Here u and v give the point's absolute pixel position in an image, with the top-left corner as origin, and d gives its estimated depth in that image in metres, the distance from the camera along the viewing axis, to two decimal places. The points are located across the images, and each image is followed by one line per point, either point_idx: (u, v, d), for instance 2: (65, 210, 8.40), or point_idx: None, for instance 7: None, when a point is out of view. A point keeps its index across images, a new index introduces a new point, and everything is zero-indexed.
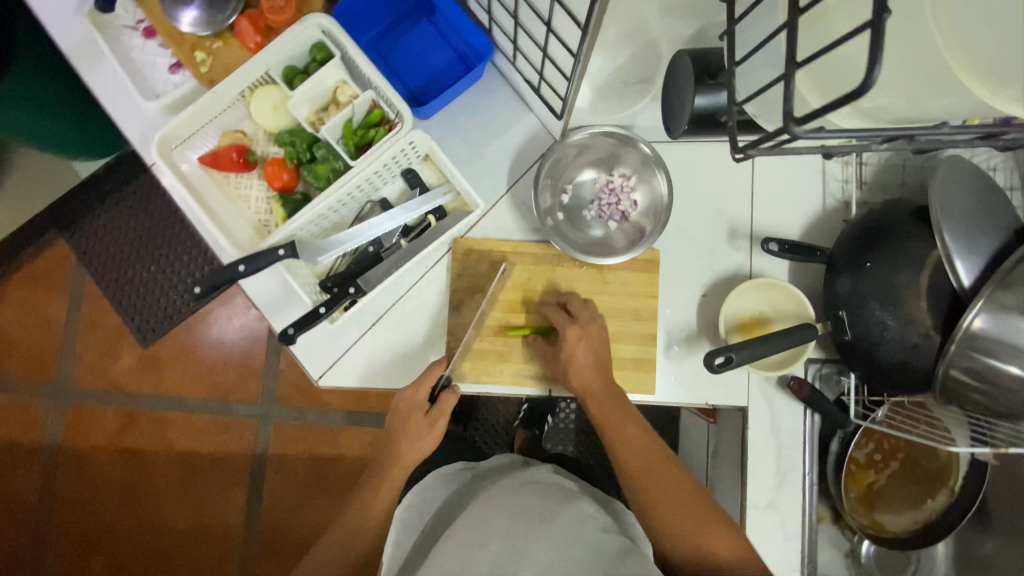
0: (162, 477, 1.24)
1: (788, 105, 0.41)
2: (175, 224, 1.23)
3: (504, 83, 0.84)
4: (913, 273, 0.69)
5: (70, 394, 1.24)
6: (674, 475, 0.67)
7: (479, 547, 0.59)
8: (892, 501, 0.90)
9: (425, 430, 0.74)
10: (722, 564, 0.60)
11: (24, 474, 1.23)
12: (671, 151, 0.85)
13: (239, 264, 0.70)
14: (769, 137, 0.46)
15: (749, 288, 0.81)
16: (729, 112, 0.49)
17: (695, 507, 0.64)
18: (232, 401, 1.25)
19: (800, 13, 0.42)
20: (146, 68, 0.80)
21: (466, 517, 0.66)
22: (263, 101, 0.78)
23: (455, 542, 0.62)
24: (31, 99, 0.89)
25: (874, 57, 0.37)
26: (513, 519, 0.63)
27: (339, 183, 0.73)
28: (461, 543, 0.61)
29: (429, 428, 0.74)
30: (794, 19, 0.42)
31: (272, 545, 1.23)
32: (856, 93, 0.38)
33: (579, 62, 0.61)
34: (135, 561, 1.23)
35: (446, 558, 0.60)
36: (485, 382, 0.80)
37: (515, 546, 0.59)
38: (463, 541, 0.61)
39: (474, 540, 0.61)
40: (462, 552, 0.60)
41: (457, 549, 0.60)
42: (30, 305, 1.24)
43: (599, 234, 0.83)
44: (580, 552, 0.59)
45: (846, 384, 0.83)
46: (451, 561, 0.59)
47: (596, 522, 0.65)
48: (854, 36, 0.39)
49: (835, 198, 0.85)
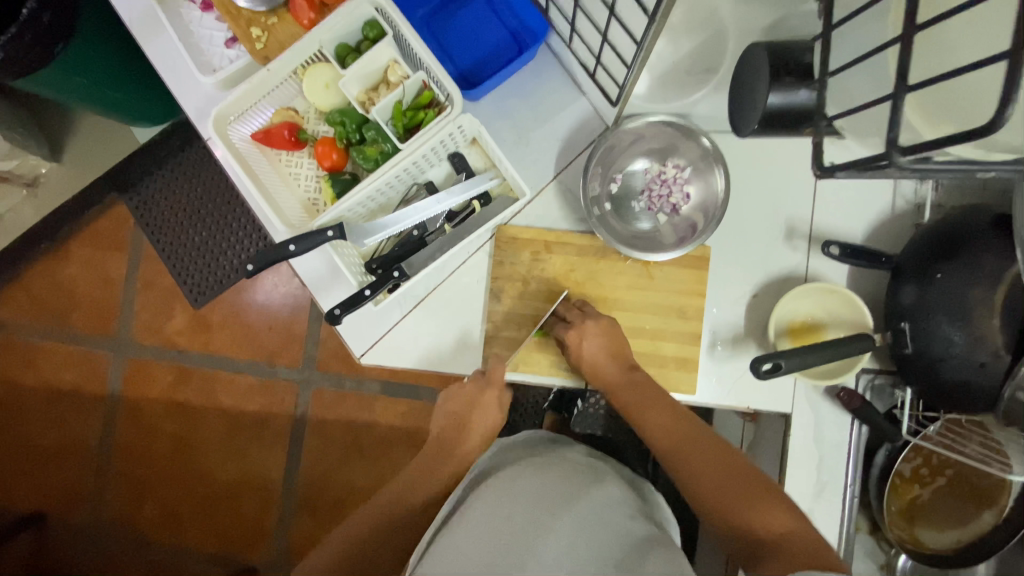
0: (209, 430, 1.31)
1: (894, 132, 0.41)
2: (226, 193, 1.27)
3: (558, 66, 0.82)
4: (988, 288, 0.64)
5: (129, 348, 1.32)
6: (710, 448, 0.67)
7: (507, 518, 0.61)
8: (934, 517, 0.82)
9: (491, 418, 0.78)
10: (773, 535, 0.58)
11: (87, 419, 1.32)
12: (731, 143, 0.80)
13: (290, 244, 0.72)
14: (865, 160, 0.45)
15: (804, 293, 0.78)
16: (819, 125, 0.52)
17: (731, 479, 0.63)
18: (275, 365, 1.30)
19: (917, 27, 0.41)
20: (203, 41, 0.82)
21: (491, 484, 0.68)
22: (315, 79, 0.78)
23: (483, 508, 0.63)
24: (95, 67, 0.91)
25: (1007, 94, 0.35)
26: (540, 490, 0.65)
27: (387, 166, 0.74)
28: (489, 511, 0.63)
29: (497, 417, 0.79)
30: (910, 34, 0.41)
31: (309, 501, 1.29)
32: (985, 129, 0.36)
33: (642, 50, 0.58)
34: (184, 505, 1.32)
35: (476, 527, 0.61)
36: (522, 371, 0.81)
37: (542, 520, 0.60)
38: (491, 513, 0.62)
39: (501, 514, 0.62)
40: (489, 518, 0.62)
41: (487, 515, 0.62)
42: (93, 263, 1.31)
43: (646, 227, 0.81)
44: (604, 534, 0.61)
45: (900, 398, 0.78)
46: (480, 528, 0.61)
47: (622, 509, 0.66)
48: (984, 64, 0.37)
49: (907, 199, 0.79)
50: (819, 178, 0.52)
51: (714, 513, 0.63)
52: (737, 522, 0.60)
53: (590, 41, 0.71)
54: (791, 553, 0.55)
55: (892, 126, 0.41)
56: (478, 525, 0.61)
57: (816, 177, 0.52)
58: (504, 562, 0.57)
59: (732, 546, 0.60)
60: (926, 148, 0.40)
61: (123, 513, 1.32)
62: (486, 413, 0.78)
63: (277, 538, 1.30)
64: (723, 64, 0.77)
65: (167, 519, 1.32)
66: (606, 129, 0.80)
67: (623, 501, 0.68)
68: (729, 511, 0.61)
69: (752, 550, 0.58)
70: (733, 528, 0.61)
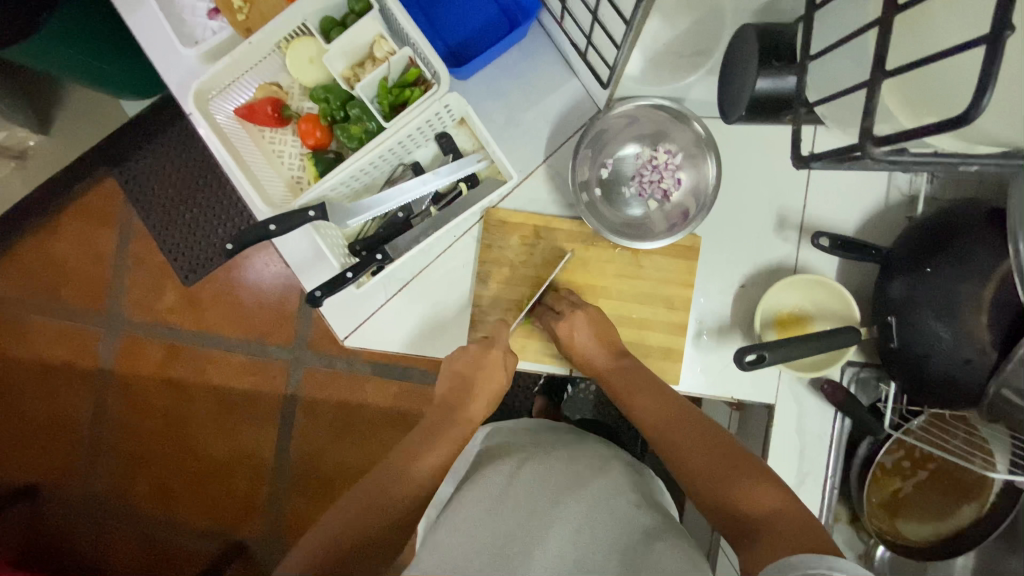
0: (202, 407, 1.31)
1: (868, 121, 0.40)
2: (213, 169, 1.25)
3: (550, 45, 0.79)
4: (978, 284, 0.63)
5: (120, 323, 1.31)
6: (697, 429, 0.67)
7: (504, 512, 0.62)
8: (915, 509, 0.81)
9: (497, 379, 0.75)
10: (761, 512, 0.57)
11: (78, 393, 1.32)
12: (725, 128, 0.79)
13: (270, 224, 0.71)
14: (838, 153, 0.45)
15: (791, 285, 0.77)
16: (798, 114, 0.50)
17: (724, 459, 0.63)
18: (266, 342, 1.30)
19: (900, 10, 0.40)
20: (185, 11, 0.78)
21: (484, 475, 0.68)
22: (298, 54, 0.76)
23: (478, 502, 0.65)
24: (87, 37, 0.88)
25: (982, 83, 0.34)
26: (537, 478, 0.66)
27: (371, 146, 0.72)
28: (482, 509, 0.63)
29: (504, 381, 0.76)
30: (889, 17, 0.40)
31: (301, 478, 1.30)
32: (957, 121, 0.35)
33: (631, 30, 0.57)
34: (176, 480, 1.32)
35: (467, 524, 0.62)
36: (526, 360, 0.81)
37: (540, 509, 0.62)
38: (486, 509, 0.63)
39: (496, 509, 0.63)
40: (488, 509, 0.63)
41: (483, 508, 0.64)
42: (83, 237, 1.30)
43: (637, 213, 0.79)
44: (605, 519, 0.61)
45: (885, 391, 0.78)
46: (477, 517, 0.63)
47: (619, 492, 0.65)
48: (963, 49, 0.36)
49: (901, 190, 0.78)
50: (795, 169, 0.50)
51: (704, 494, 0.62)
52: (726, 502, 0.60)
53: (582, 21, 0.70)
54: (778, 531, 0.55)
55: (868, 113, 0.40)
56: (472, 519, 0.62)
57: (792, 166, 0.49)
58: (504, 555, 0.58)
59: (722, 524, 0.60)
60: (899, 138, 0.39)
61: (116, 486, 1.32)
62: (492, 370, 0.74)
63: (270, 513, 1.30)
64: (716, 47, 0.75)
65: (160, 494, 1.32)
66: (597, 113, 0.78)
67: (625, 486, 0.66)
68: (718, 490, 0.61)
69: (742, 528, 0.58)
70: (721, 507, 0.61)
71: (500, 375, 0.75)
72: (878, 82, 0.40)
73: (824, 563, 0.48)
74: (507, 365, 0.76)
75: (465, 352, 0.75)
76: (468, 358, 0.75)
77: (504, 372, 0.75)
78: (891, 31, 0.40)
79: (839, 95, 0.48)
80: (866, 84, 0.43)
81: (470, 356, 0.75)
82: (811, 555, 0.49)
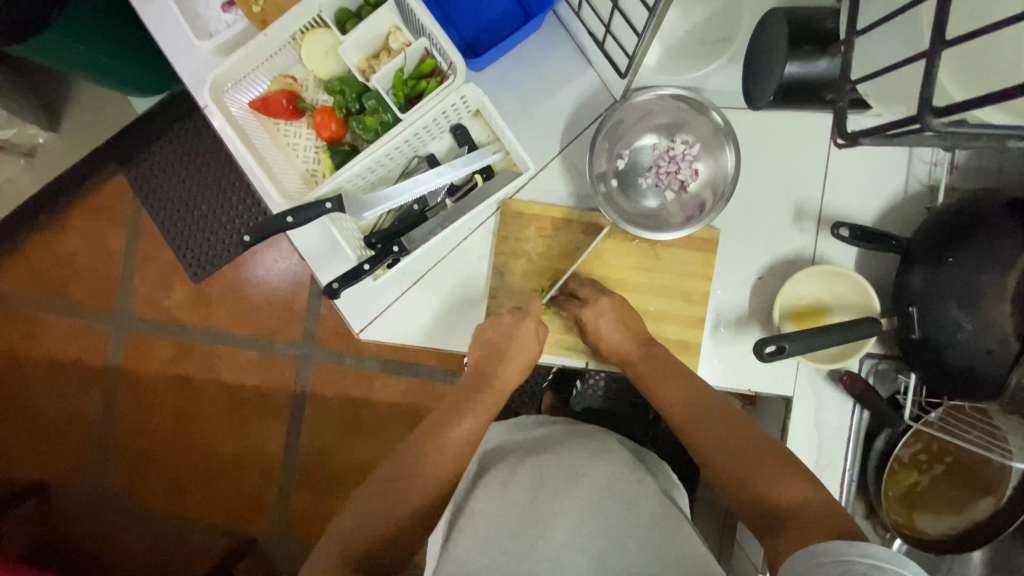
0: (211, 403, 1.31)
1: (926, 93, 0.39)
2: (224, 165, 1.25)
3: (566, 36, 0.79)
4: (999, 273, 0.62)
5: (131, 320, 1.31)
6: (723, 417, 0.66)
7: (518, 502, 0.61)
8: (933, 504, 0.79)
9: (531, 349, 0.76)
10: (787, 504, 0.57)
11: (88, 390, 1.32)
12: (743, 119, 0.78)
13: (287, 215, 0.71)
14: (894, 125, 0.43)
15: (808, 277, 0.77)
16: (840, 92, 0.48)
17: (752, 452, 0.62)
18: (276, 338, 1.30)
19: None
20: (199, 5, 0.78)
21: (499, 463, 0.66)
22: (314, 46, 0.76)
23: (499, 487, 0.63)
24: (99, 31, 0.89)
25: None
26: (544, 467, 0.65)
27: (388, 136, 0.72)
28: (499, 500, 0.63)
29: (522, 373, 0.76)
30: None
31: (310, 474, 1.30)
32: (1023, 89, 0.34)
33: (656, 16, 0.57)
34: (185, 476, 1.32)
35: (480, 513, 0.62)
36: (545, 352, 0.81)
37: (551, 500, 0.61)
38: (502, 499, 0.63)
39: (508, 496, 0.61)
40: (496, 504, 0.62)
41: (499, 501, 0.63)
42: (93, 234, 1.30)
43: (653, 204, 0.79)
44: (620, 509, 0.60)
45: (903, 383, 0.78)
46: (490, 510, 0.62)
47: (635, 483, 0.65)
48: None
49: (920, 181, 0.78)
50: (840, 147, 0.47)
51: (729, 484, 0.62)
52: (752, 494, 0.60)
53: (600, 10, 0.69)
54: (804, 523, 0.55)
55: (925, 85, 0.39)
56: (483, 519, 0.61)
57: (838, 145, 0.46)
58: (517, 549, 0.58)
59: (748, 517, 0.60)
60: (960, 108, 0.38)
61: (127, 483, 1.32)
62: (512, 360, 0.75)
63: (279, 508, 1.31)
64: (737, 36, 0.75)
65: (170, 490, 1.32)
66: (614, 103, 0.78)
67: (639, 476, 0.66)
68: (744, 482, 0.61)
69: (767, 519, 0.58)
70: (747, 499, 0.61)
71: (523, 366, 0.75)
72: (934, 56, 0.39)
73: (855, 550, 0.47)
74: (530, 354, 0.76)
75: (499, 321, 0.76)
76: (487, 350, 0.75)
77: (521, 365, 0.76)
78: (947, 3, 0.40)
79: (884, 73, 0.47)
80: (918, 59, 0.42)
81: (498, 344, 0.76)
82: (841, 542, 0.49)
